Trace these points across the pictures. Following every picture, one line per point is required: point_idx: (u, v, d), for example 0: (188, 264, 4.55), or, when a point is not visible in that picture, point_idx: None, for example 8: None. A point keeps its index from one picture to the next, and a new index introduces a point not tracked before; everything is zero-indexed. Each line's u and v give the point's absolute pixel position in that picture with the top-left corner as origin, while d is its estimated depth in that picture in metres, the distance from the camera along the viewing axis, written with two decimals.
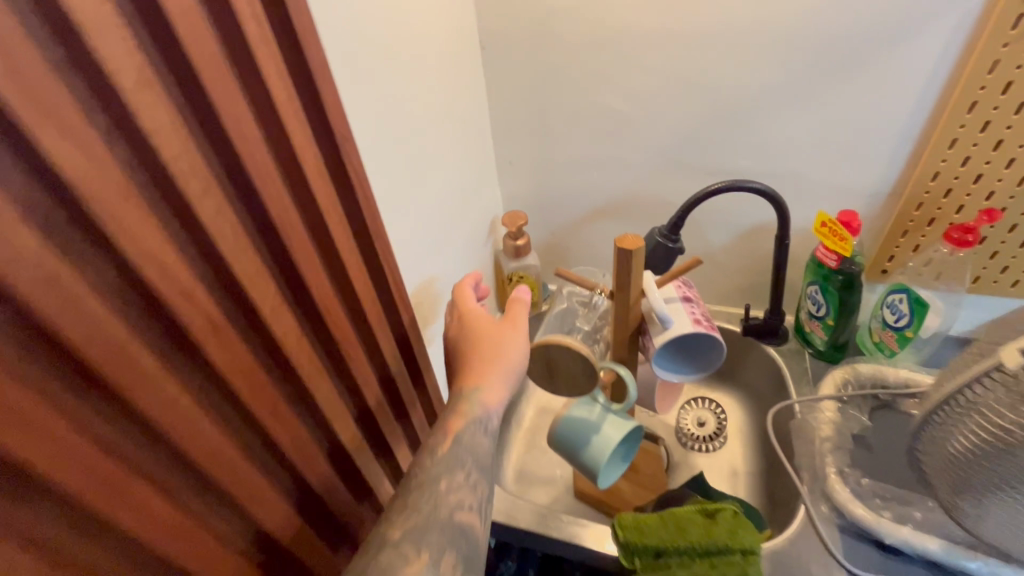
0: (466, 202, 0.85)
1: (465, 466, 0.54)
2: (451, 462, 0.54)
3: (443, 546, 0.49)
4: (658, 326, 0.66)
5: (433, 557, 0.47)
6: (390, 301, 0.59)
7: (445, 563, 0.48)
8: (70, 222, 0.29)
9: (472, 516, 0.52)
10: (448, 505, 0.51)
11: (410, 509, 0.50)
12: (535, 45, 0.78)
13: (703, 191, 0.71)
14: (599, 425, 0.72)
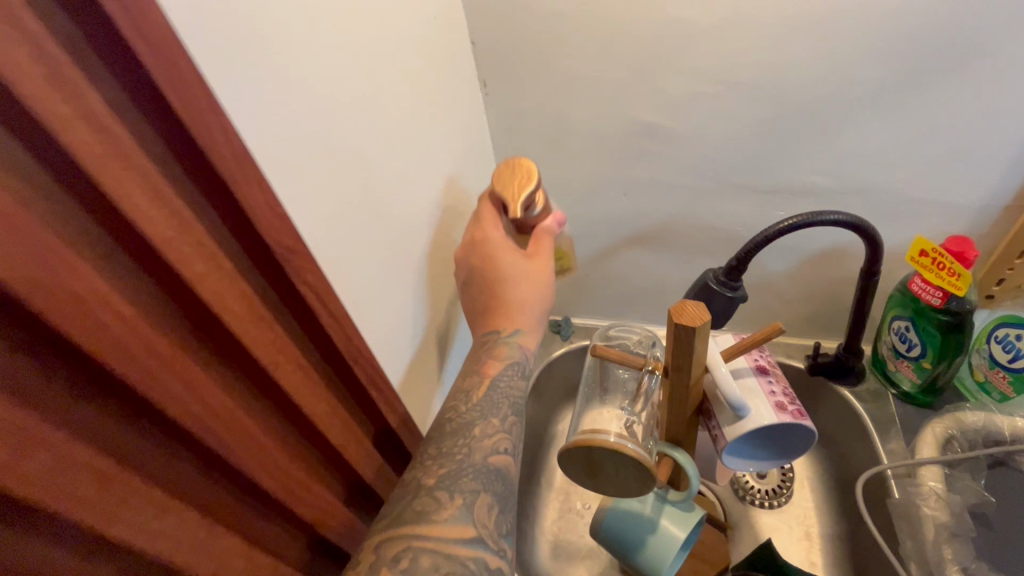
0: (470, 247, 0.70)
1: (514, 372, 0.52)
2: (505, 397, 0.50)
3: (489, 441, 0.46)
4: (727, 414, 0.52)
5: (467, 497, 0.41)
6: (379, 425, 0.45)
7: (482, 503, 0.42)
8: None
9: (508, 458, 0.46)
10: (487, 438, 0.46)
11: (446, 459, 0.44)
12: (544, 52, 0.62)
13: (773, 227, 0.56)
14: (655, 526, 0.59)
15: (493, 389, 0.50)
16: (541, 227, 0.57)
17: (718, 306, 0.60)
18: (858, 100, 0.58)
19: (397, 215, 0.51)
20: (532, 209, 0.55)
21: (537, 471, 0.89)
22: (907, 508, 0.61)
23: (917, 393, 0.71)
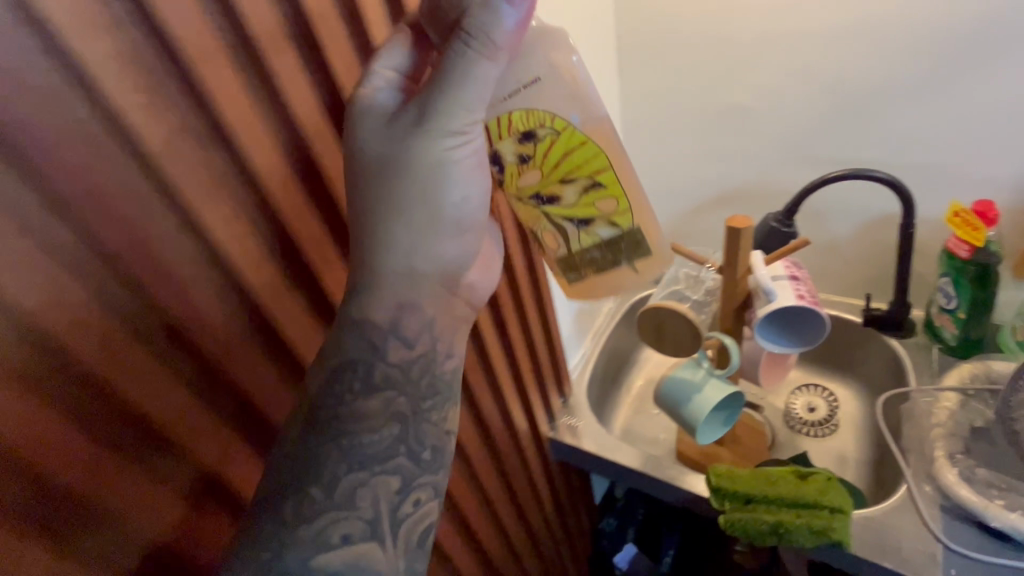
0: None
1: (360, 373, 0.42)
2: (336, 443, 0.40)
3: (324, 522, 0.38)
4: (762, 299, 0.74)
5: None
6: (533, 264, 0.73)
7: None
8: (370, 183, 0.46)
9: (370, 545, 0.40)
10: (309, 522, 0.38)
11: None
12: (671, 49, 0.87)
13: (821, 178, 0.77)
14: (701, 386, 0.80)
15: (319, 448, 0.40)
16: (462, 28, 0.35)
17: (772, 238, 0.81)
18: (911, 91, 0.76)
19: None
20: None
21: (619, 378, 1.14)
22: (921, 411, 0.77)
23: (956, 347, 0.84)
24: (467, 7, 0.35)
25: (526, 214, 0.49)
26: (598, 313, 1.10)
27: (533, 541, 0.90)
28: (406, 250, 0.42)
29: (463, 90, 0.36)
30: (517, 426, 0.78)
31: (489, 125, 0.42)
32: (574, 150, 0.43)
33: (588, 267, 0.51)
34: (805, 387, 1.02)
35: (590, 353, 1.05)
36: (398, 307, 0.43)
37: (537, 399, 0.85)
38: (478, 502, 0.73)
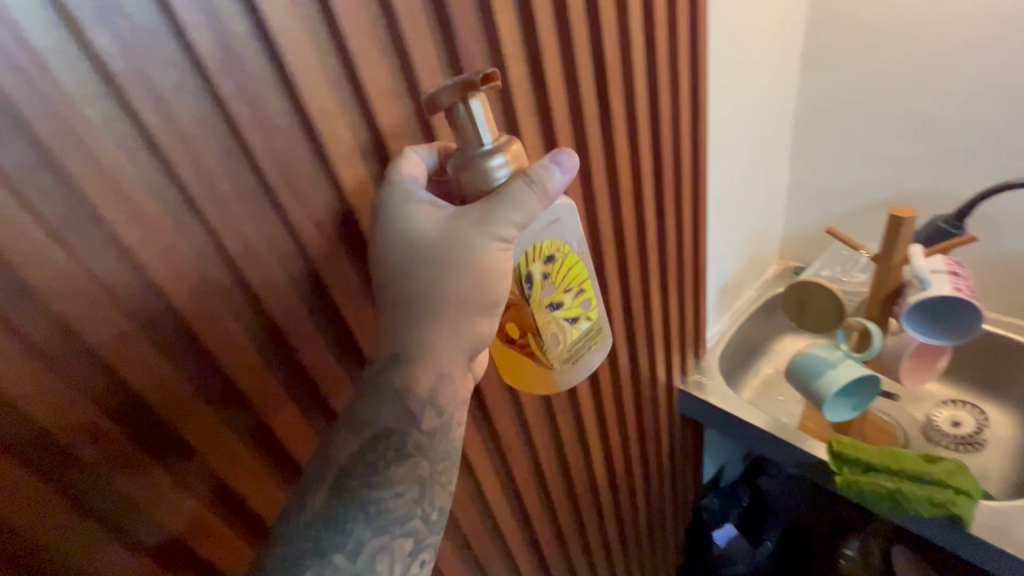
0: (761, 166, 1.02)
1: (394, 442, 0.39)
2: (362, 510, 0.38)
3: None
4: (917, 287, 0.78)
5: None
6: (694, 228, 0.86)
7: None
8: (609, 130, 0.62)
9: None
10: None
11: None
12: (866, 48, 0.93)
13: (999, 184, 0.77)
14: (836, 363, 0.85)
15: (350, 505, 0.37)
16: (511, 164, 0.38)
17: (938, 236, 0.83)
18: None
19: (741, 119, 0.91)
20: (498, 157, 0.38)
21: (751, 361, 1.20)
22: None
23: None
24: (493, 171, 0.38)
25: (538, 322, 0.46)
26: (740, 295, 1.17)
27: (649, 476, 1.03)
28: (439, 359, 0.40)
29: (511, 217, 0.38)
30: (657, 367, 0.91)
31: (520, 262, 0.44)
32: (573, 269, 0.47)
33: (579, 359, 0.49)
34: (955, 402, 0.98)
35: (727, 328, 1.14)
36: (437, 376, 0.40)
37: (676, 351, 0.97)
38: (615, 412, 0.85)
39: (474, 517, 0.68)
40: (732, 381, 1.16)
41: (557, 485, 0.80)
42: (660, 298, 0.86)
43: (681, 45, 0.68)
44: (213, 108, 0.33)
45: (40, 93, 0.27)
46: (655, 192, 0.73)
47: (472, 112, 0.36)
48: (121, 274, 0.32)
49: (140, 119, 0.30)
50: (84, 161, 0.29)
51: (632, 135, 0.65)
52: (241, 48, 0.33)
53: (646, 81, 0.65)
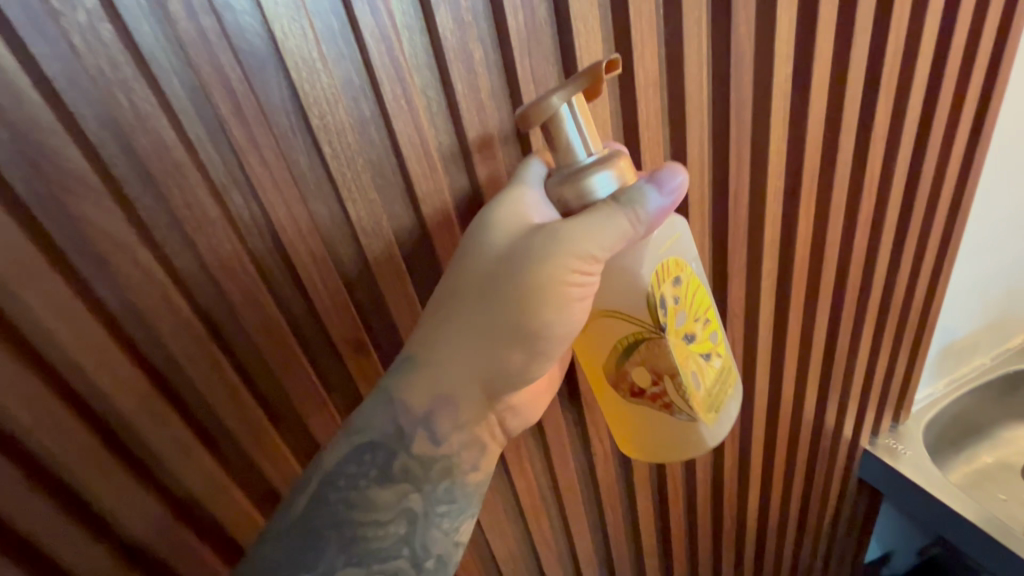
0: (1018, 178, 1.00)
1: (379, 458, 0.43)
2: (338, 531, 0.41)
3: None
4: None
5: None
6: (847, 259, 0.80)
7: None
8: (751, 148, 0.63)
9: None
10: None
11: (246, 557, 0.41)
12: None
13: None
14: None
15: (330, 520, 0.41)
16: (614, 171, 0.40)
17: None
18: None
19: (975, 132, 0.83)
20: (608, 171, 0.40)
21: (949, 433, 1.24)
22: None
23: None
24: (600, 177, 0.40)
25: (678, 363, 0.45)
26: (958, 365, 1.23)
27: (761, 509, 0.99)
28: (455, 377, 0.43)
29: (597, 243, 0.39)
30: (781, 400, 0.87)
31: (653, 287, 0.43)
32: (699, 297, 0.47)
33: (719, 404, 0.49)
34: None
35: (939, 397, 1.21)
36: (440, 399, 0.43)
37: (811, 388, 0.90)
38: (741, 413, 0.84)
39: (540, 503, 0.68)
40: (936, 455, 1.23)
41: (650, 480, 0.78)
42: (798, 326, 0.82)
43: (859, 65, 0.65)
44: (502, 82, 0.45)
45: (395, 60, 0.39)
46: (804, 216, 0.71)
47: (570, 121, 0.39)
48: (406, 204, 0.45)
49: (450, 84, 0.42)
50: (403, 110, 0.41)
51: (843, 144, 0.68)
52: (539, 34, 0.45)
53: (813, 101, 0.63)
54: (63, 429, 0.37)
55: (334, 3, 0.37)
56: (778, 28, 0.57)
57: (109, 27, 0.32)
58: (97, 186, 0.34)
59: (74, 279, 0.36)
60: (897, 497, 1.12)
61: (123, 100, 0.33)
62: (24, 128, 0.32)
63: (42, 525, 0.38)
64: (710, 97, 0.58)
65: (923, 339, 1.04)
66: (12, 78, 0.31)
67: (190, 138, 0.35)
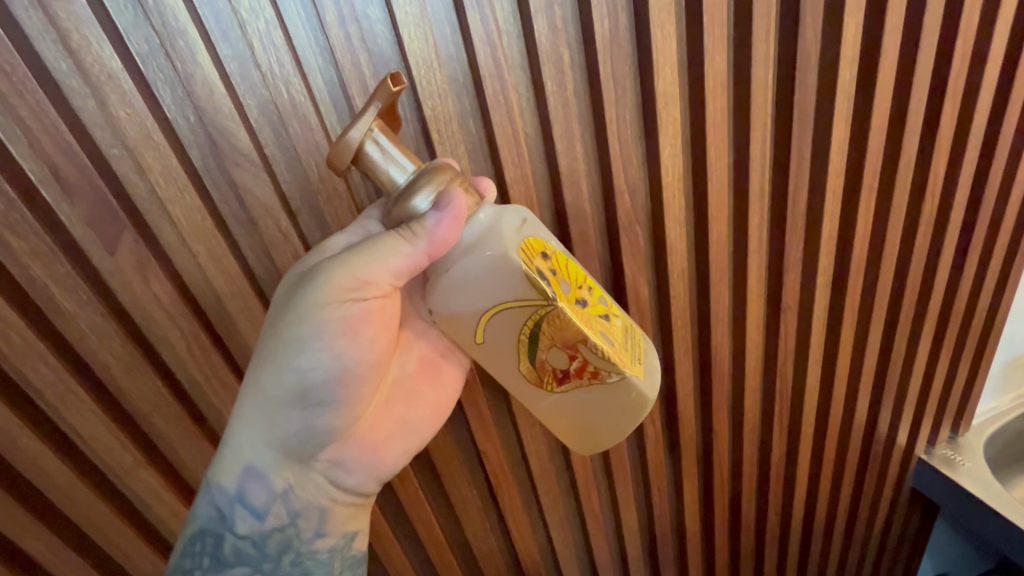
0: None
1: (210, 546, 0.39)
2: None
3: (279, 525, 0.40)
4: None
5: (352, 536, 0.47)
6: (915, 257, 0.75)
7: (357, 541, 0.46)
8: (818, 138, 0.59)
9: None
10: None
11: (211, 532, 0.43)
12: None
13: None
14: None
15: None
16: (428, 192, 0.36)
17: None
18: None
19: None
20: (419, 189, 0.36)
21: (1017, 449, 1.16)
22: None
23: None
24: (419, 200, 0.36)
25: (585, 328, 0.40)
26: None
27: (809, 511, 0.96)
28: (257, 447, 0.40)
29: (376, 271, 0.37)
30: (834, 401, 0.83)
31: (523, 265, 0.37)
32: (567, 265, 0.41)
33: (640, 354, 0.43)
34: None
35: (1004, 408, 1.13)
36: (250, 472, 0.40)
37: (868, 390, 0.86)
38: (789, 413, 0.81)
39: (594, 483, 0.68)
40: (998, 471, 1.15)
41: (697, 472, 0.77)
42: (858, 325, 0.78)
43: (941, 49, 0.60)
44: (583, 77, 0.47)
45: (497, 61, 0.43)
46: (871, 210, 0.67)
47: (384, 149, 0.36)
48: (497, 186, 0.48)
49: (541, 76, 0.45)
50: (501, 104, 0.44)
51: (915, 136, 0.64)
52: (619, 37, 0.46)
53: (888, 88, 0.59)
54: (210, 364, 0.43)
55: (448, 10, 0.41)
56: (853, 10, 0.53)
57: (280, 33, 0.38)
58: (256, 162, 0.39)
59: (225, 232, 0.41)
60: (954, 513, 1.05)
61: (283, 93, 0.39)
62: (206, 111, 0.37)
63: (175, 436, 0.44)
64: (775, 89, 0.55)
65: (989, 346, 0.96)
66: (204, 71, 0.36)
67: (327, 126, 0.41)
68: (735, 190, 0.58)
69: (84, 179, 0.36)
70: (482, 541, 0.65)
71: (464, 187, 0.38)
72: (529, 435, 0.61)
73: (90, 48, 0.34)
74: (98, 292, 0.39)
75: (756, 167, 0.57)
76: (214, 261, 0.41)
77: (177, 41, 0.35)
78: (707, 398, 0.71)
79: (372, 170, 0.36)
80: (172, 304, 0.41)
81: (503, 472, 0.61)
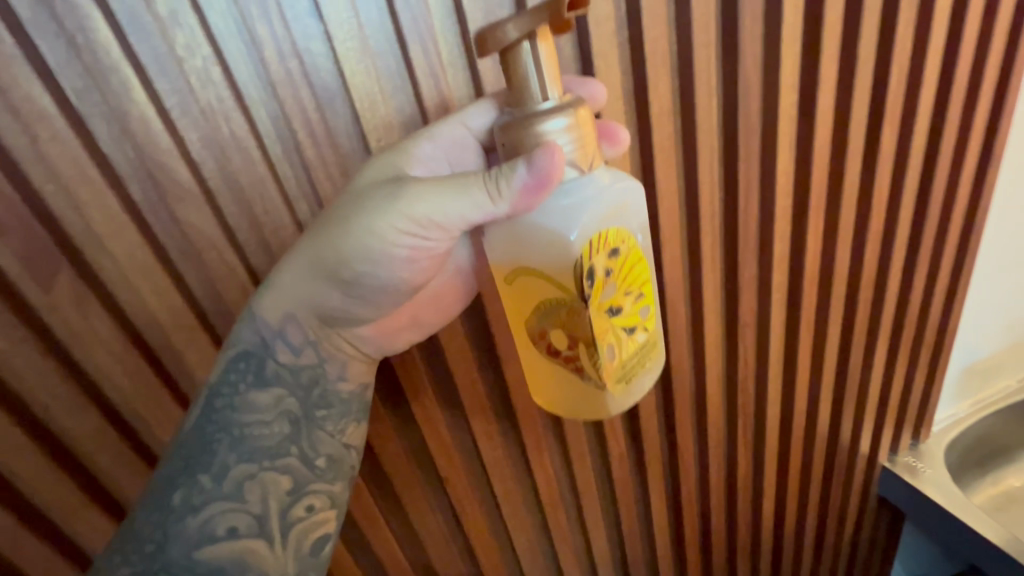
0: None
1: (253, 370, 0.43)
2: (228, 433, 0.42)
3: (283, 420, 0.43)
4: None
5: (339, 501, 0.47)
6: (863, 275, 0.79)
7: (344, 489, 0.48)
8: (761, 166, 0.63)
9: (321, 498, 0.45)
10: (195, 513, 0.41)
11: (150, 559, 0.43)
12: None
13: None
14: None
15: (218, 430, 0.42)
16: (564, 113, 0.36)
17: None
18: None
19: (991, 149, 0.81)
20: (551, 122, 0.36)
21: (977, 457, 1.21)
22: None
23: None
24: (543, 129, 0.36)
25: (596, 333, 0.40)
26: (985, 384, 1.20)
27: (777, 525, 0.98)
28: (302, 298, 0.43)
29: (448, 212, 0.39)
30: (794, 415, 0.86)
31: (581, 255, 0.37)
32: (634, 264, 0.41)
33: (633, 379, 0.44)
34: None
35: (962, 416, 1.19)
36: (291, 317, 0.43)
37: (827, 402, 0.90)
38: (752, 428, 0.83)
39: (560, 504, 0.68)
40: (961, 477, 1.20)
41: (665, 489, 0.79)
42: (812, 341, 0.82)
43: (869, 84, 0.65)
44: None
45: (442, 94, 0.45)
46: (816, 232, 0.71)
47: (539, 54, 0.36)
48: None
49: None
50: None
51: (853, 163, 0.68)
52: (562, 68, 0.49)
53: (824, 119, 0.63)
54: (150, 391, 0.44)
55: (392, 45, 0.42)
56: (785, 48, 0.57)
57: (218, 70, 0.38)
58: (197, 195, 0.40)
59: (168, 265, 0.42)
60: (920, 519, 1.09)
61: (224, 127, 0.39)
62: (145, 147, 0.38)
63: (114, 466, 0.44)
64: (719, 117, 0.58)
65: (940, 356, 1.01)
66: (140, 108, 0.37)
67: (272, 159, 0.41)
68: (688, 214, 0.61)
69: (15, 218, 0.36)
70: (446, 564, 0.64)
71: (587, 147, 0.37)
72: (492, 461, 0.61)
73: (22, 88, 0.34)
74: (36, 330, 0.39)
75: (705, 193, 0.60)
76: (155, 292, 0.41)
77: (111, 79, 0.36)
78: (671, 415, 0.72)
79: (514, 70, 0.36)
80: (113, 338, 0.41)
81: (467, 498, 0.61)
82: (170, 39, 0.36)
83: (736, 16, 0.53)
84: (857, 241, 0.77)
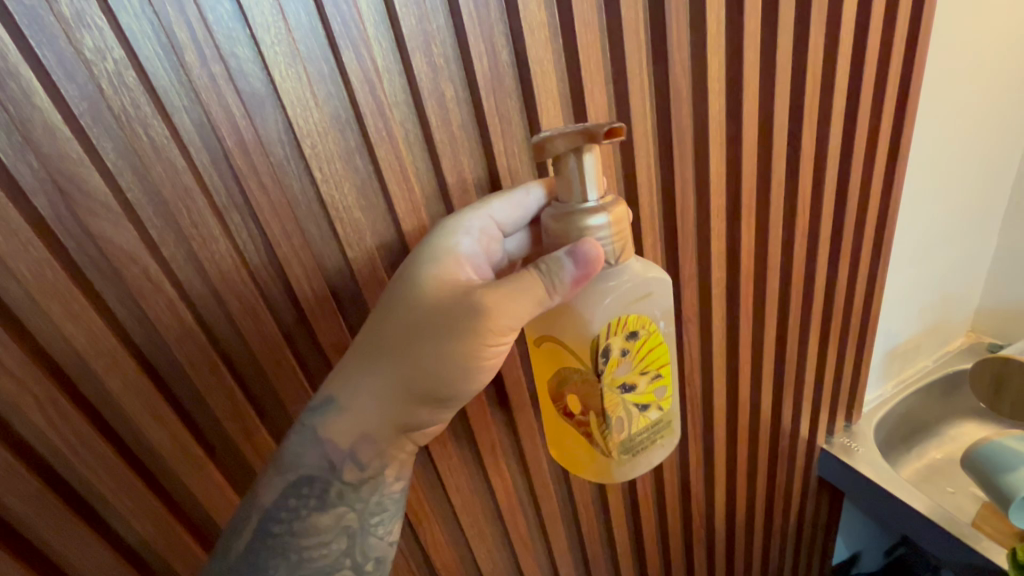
0: (938, 191, 1.07)
1: (316, 490, 0.47)
2: (285, 558, 0.47)
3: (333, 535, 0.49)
4: None
5: None
6: (791, 271, 0.85)
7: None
8: (696, 171, 0.67)
9: None
10: None
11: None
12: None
13: None
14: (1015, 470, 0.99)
15: (277, 552, 0.46)
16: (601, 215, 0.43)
17: None
18: None
19: (896, 151, 0.90)
20: (595, 221, 0.43)
21: (903, 434, 1.32)
22: None
23: None
24: (587, 226, 0.43)
25: (608, 405, 0.49)
26: (906, 365, 1.32)
27: (728, 512, 1.03)
28: (368, 411, 0.46)
29: (512, 312, 0.44)
30: (736, 407, 0.90)
31: (599, 335, 0.46)
32: (654, 349, 0.49)
33: (638, 453, 0.53)
34: None
35: (888, 397, 1.29)
36: (358, 431, 0.46)
37: (768, 392, 0.95)
38: (700, 421, 0.87)
39: (518, 509, 0.69)
40: (891, 454, 1.30)
41: (621, 488, 0.81)
42: (751, 334, 0.87)
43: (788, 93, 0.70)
44: (470, 115, 0.49)
45: (377, 98, 0.43)
46: (748, 232, 0.76)
47: (582, 163, 0.41)
48: (389, 220, 0.48)
49: (425, 116, 0.46)
50: (385, 141, 0.45)
51: (779, 167, 0.74)
52: (502, 77, 0.49)
53: (750, 126, 0.68)
54: (70, 426, 0.40)
55: (324, 49, 0.41)
56: (712, 60, 0.61)
57: (133, 74, 0.36)
58: (114, 209, 0.38)
59: (87, 287, 0.39)
60: (857, 495, 1.18)
61: (142, 134, 0.37)
62: (51, 157, 0.35)
63: (30, 509, 0.41)
64: (653, 123, 0.61)
65: (866, 342, 1.10)
66: (45, 116, 0.35)
67: (198, 167, 0.39)
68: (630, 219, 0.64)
69: None
70: None
71: (622, 234, 0.45)
72: (447, 470, 0.60)
73: None
74: None
75: (644, 198, 0.63)
76: (72, 316, 0.39)
77: (8, 84, 0.33)
78: None
79: (564, 166, 0.42)
80: (23, 368, 0.38)
81: (421, 505, 0.60)
82: (76, 41, 0.34)
83: (664, 27, 0.56)
84: (786, 238, 0.82)
